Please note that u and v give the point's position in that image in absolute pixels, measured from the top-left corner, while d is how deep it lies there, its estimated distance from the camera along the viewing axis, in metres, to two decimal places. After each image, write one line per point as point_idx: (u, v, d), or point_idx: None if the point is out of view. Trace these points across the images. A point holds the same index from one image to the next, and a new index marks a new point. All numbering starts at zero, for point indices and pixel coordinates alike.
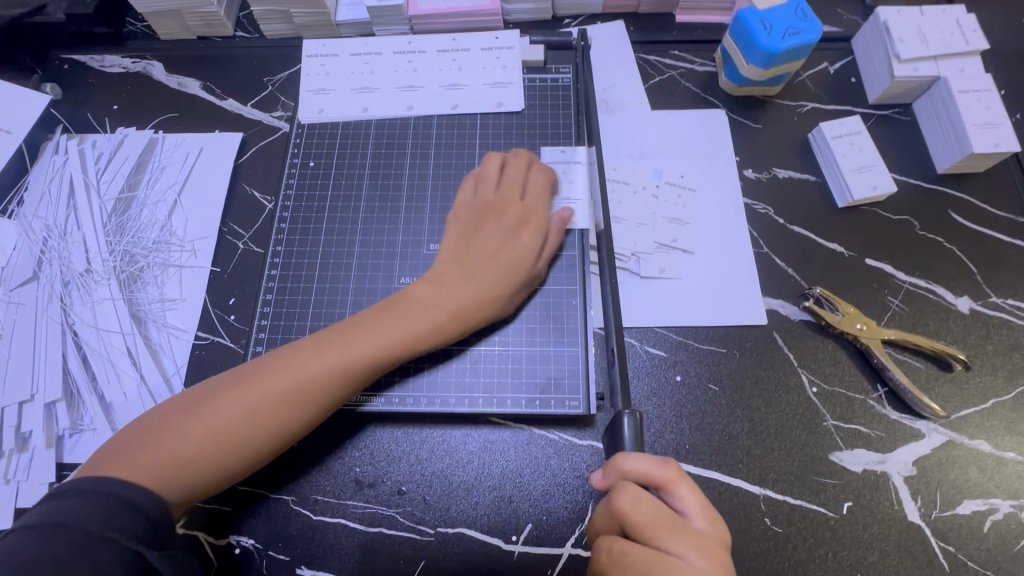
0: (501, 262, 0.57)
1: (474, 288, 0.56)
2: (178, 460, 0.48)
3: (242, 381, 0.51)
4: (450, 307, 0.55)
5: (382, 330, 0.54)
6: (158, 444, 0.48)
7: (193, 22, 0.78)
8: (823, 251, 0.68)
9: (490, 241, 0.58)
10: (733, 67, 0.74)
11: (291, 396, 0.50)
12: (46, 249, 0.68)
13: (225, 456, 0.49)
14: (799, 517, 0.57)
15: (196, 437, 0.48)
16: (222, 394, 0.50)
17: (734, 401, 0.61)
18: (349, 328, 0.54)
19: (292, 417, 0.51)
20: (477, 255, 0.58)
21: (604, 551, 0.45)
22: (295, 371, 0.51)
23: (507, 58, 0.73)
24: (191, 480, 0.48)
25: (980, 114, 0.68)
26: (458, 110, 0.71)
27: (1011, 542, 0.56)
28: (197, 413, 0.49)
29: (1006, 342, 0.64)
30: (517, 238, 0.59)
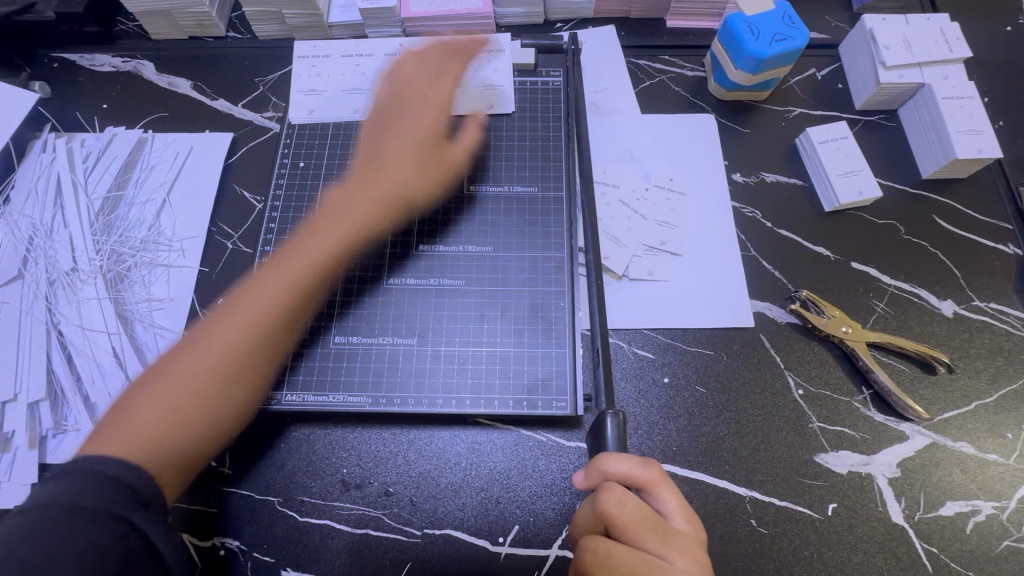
0: (415, 157, 0.64)
1: (391, 170, 0.63)
2: (152, 426, 0.47)
3: (214, 324, 0.53)
4: (368, 191, 0.62)
5: (310, 239, 0.59)
6: (129, 420, 0.47)
7: (185, 22, 0.78)
8: (810, 254, 0.69)
9: (407, 138, 0.64)
10: (722, 72, 0.75)
11: (250, 323, 0.53)
12: (32, 248, 0.67)
13: (200, 411, 0.50)
14: (785, 519, 0.57)
15: (166, 402, 0.49)
16: (199, 344, 0.52)
17: (721, 402, 0.62)
18: (282, 254, 0.58)
19: (255, 353, 0.53)
20: (392, 152, 0.63)
21: (590, 550, 0.45)
22: (244, 311, 0.54)
23: (498, 61, 0.73)
24: (173, 445, 0.48)
25: (964, 120, 0.69)
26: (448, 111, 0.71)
27: (994, 544, 0.56)
28: (160, 380, 0.50)
29: (989, 345, 0.64)
30: (431, 134, 0.65)
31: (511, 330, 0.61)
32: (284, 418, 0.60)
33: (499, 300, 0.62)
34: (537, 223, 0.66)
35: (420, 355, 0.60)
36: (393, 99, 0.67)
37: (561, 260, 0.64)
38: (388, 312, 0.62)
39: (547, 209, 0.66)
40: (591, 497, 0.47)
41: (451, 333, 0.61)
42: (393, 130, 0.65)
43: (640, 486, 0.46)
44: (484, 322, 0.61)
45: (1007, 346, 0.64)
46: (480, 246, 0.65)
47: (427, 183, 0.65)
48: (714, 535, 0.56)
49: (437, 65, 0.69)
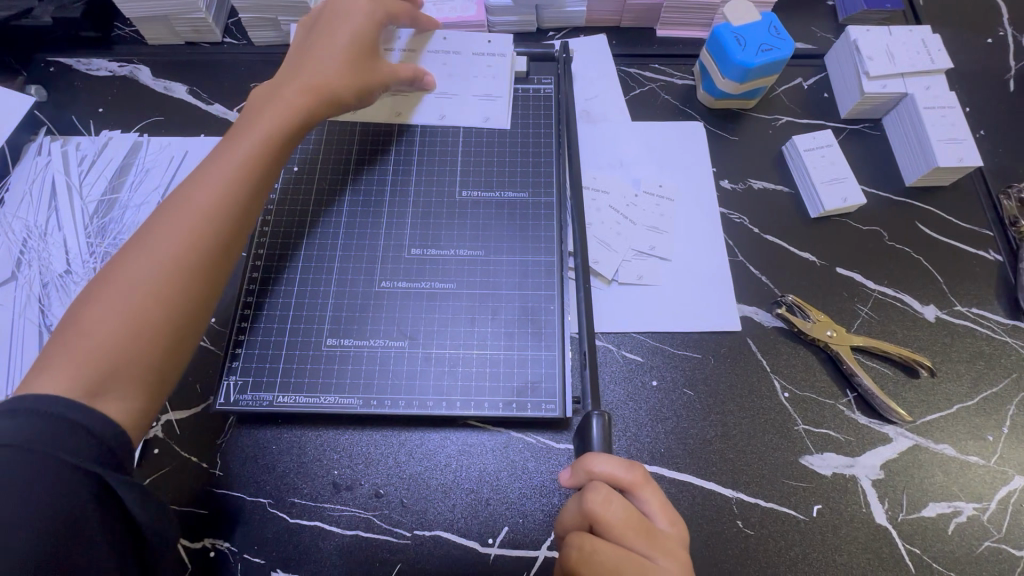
0: (347, 55, 0.62)
1: (323, 71, 0.61)
2: (105, 343, 0.45)
3: (153, 228, 0.50)
4: (302, 87, 0.60)
5: (244, 137, 0.56)
6: (77, 340, 0.45)
7: (181, 28, 0.79)
8: (795, 259, 0.70)
9: (337, 38, 0.62)
10: (710, 81, 0.76)
11: (197, 218, 0.51)
12: (26, 251, 0.67)
13: (154, 321, 0.47)
14: (769, 519, 0.58)
15: (114, 311, 0.46)
16: (144, 246, 0.49)
17: (708, 405, 0.62)
18: (216, 154, 0.55)
19: (200, 246, 0.50)
20: (321, 53, 0.62)
21: (576, 548, 0.45)
22: (183, 208, 0.51)
23: (499, 66, 0.73)
24: (131, 360, 0.46)
25: (945, 130, 0.70)
26: (444, 120, 0.72)
27: (975, 545, 0.57)
28: (102, 294, 0.47)
29: (971, 349, 0.66)
30: (367, 35, 0.64)
31: (501, 333, 0.62)
32: (276, 420, 0.61)
33: (490, 303, 0.63)
34: (528, 227, 0.67)
35: (411, 357, 0.61)
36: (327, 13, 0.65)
37: (551, 264, 0.65)
38: (380, 314, 0.62)
39: (538, 212, 0.68)
40: (577, 494, 0.48)
41: (442, 335, 0.61)
42: (322, 37, 0.63)
43: (626, 485, 0.46)
44: (476, 325, 0.62)
45: (987, 350, 0.66)
46: (470, 250, 0.66)
47: (361, 82, 0.64)
48: (701, 536, 0.57)
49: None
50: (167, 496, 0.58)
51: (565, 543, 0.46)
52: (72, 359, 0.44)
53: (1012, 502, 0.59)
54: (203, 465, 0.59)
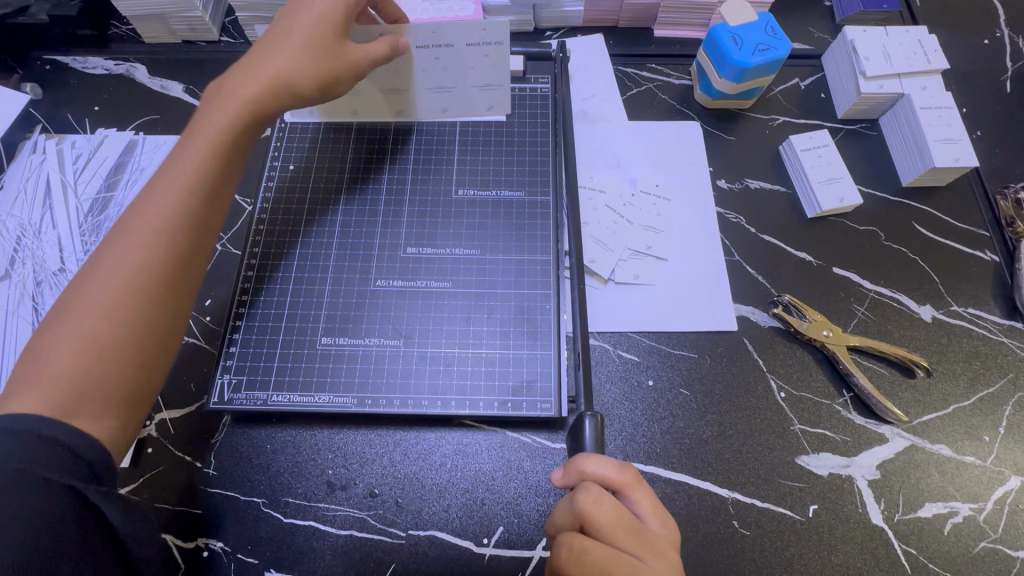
0: (309, 44, 0.57)
1: (284, 64, 0.56)
2: (60, 368, 0.44)
3: (108, 250, 0.48)
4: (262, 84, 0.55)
5: (196, 143, 0.52)
6: (34, 366, 0.44)
7: (178, 26, 0.79)
8: (792, 259, 0.70)
9: (299, 27, 0.57)
10: (707, 81, 0.76)
11: (153, 238, 0.48)
12: (19, 248, 0.67)
13: (108, 343, 0.46)
14: (765, 519, 0.58)
15: (74, 337, 0.45)
16: (100, 271, 0.47)
17: (704, 406, 0.62)
18: (170, 163, 0.52)
19: (159, 267, 0.48)
20: (282, 44, 0.56)
21: (566, 547, 0.44)
22: (138, 227, 0.49)
23: (496, 56, 0.65)
24: (85, 383, 0.44)
25: (941, 130, 0.70)
26: (446, 113, 0.71)
27: (971, 545, 0.57)
28: (58, 319, 0.46)
29: (968, 349, 0.66)
30: (333, 20, 0.58)
31: (496, 332, 0.61)
32: (271, 419, 0.60)
33: (486, 302, 0.63)
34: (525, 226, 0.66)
35: (406, 356, 0.60)
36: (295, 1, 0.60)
37: (547, 263, 0.65)
38: (375, 313, 0.62)
39: (535, 211, 0.67)
40: (569, 493, 0.48)
41: (438, 334, 0.61)
42: (283, 27, 0.57)
43: (617, 485, 0.46)
44: (471, 324, 0.62)
45: (983, 350, 0.66)
46: (466, 249, 0.65)
47: (327, 72, 0.57)
48: (697, 536, 0.57)
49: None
50: (161, 495, 0.58)
51: (556, 542, 0.46)
52: (29, 387, 0.43)
53: (1008, 502, 0.59)
54: (197, 464, 0.59)
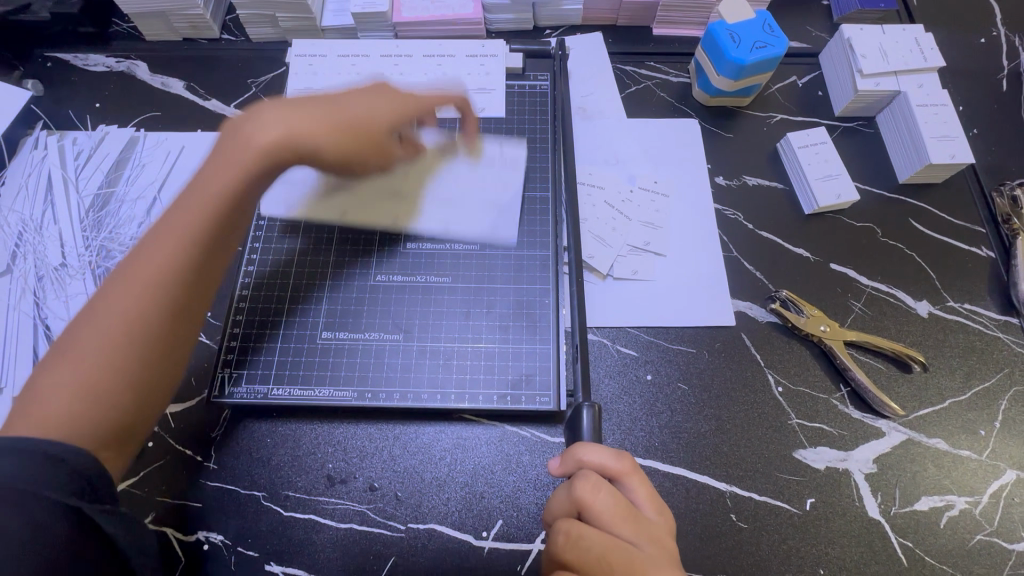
0: (350, 124, 0.57)
1: (318, 132, 0.55)
2: (51, 409, 0.44)
3: (108, 297, 0.47)
4: (292, 144, 0.54)
5: (211, 191, 0.51)
6: (29, 399, 0.44)
7: (179, 24, 0.79)
8: (789, 255, 0.70)
9: (345, 104, 0.58)
10: (705, 79, 0.76)
11: (153, 290, 0.47)
12: (21, 244, 0.67)
13: (100, 390, 0.45)
14: (763, 513, 0.58)
15: (68, 384, 0.44)
16: (98, 317, 0.46)
17: (702, 400, 0.63)
18: (182, 203, 0.51)
19: (156, 320, 0.47)
20: (322, 113, 0.56)
21: (563, 533, 0.45)
22: (140, 277, 0.48)
23: (506, 173, 0.68)
24: (71, 427, 0.44)
25: (938, 128, 0.71)
26: (449, 232, 0.65)
27: (967, 538, 0.57)
28: (57, 354, 0.46)
29: (964, 344, 0.66)
30: (381, 112, 0.59)
31: (496, 327, 0.62)
32: (271, 413, 0.60)
33: (485, 297, 0.63)
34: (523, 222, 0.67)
35: (405, 350, 0.61)
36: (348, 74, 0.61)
37: (546, 259, 0.65)
38: (375, 309, 0.62)
39: (534, 207, 0.68)
40: (566, 481, 0.48)
41: (437, 328, 0.62)
42: (330, 97, 0.58)
43: (614, 473, 0.47)
44: (470, 319, 0.62)
45: (979, 346, 0.66)
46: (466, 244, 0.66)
47: (358, 155, 0.58)
48: (695, 530, 0.57)
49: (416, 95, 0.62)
50: (162, 488, 0.58)
51: (553, 529, 0.46)
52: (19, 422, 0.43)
53: (1003, 495, 0.59)
54: (197, 458, 0.59)
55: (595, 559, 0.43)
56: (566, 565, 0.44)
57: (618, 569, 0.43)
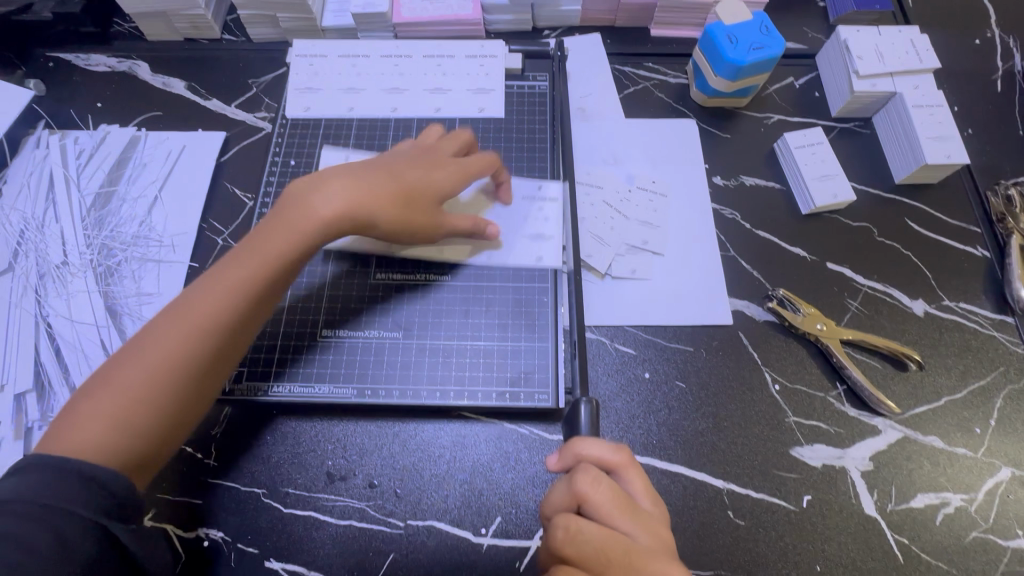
0: (405, 193, 0.58)
1: (373, 198, 0.57)
2: (88, 434, 0.45)
3: (158, 328, 0.49)
4: (348, 209, 0.56)
5: (268, 245, 0.53)
6: (67, 416, 0.45)
7: (180, 24, 0.80)
8: (786, 255, 0.71)
9: (404, 173, 0.59)
10: (703, 79, 0.77)
11: (204, 331, 0.49)
12: (23, 241, 0.68)
13: (131, 421, 0.46)
14: (760, 510, 0.58)
15: (110, 410, 0.46)
16: (147, 348, 0.48)
17: (700, 398, 0.63)
18: (241, 251, 0.53)
19: (203, 360, 0.49)
20: (381, 180, 0.58)
21: (563, 528, 0.45)
22: (193, 315, 0.49)
23: (550, 211, 0.67)
24: (100, 452, 0.45)
25: (933, 128, 0.72)
26: (491, 261, 0.65)
27: (963, 535, 0.58)
28: (100, 377, 0.47)
29: (959, 343, 0.67)
30: (435, 180, 0.60)
31: (494, 325, 0.62)
32: (270, 410, 0.61)
33: (484, 296, 0.64)
34: (523, 218, 0.67)
35: (405, 348, 0.61)
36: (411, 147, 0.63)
37: (545, 258, 0.66)
38: (375, 306, 0.63)
39: (533, 205, 0.68)
40: (565, 475, 0.48)
41: (437, 327, 0.62)
42: (392, 162, 0.60)
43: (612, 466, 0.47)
44: (470, 317, 0.63)
45: (975, 344, 0.66)
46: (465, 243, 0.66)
47: (406, 223, 0.59)
48: (692, 527, 0.57)
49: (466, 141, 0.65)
50: (162, 485, 0.58)
51: (552, 523, 0.46)
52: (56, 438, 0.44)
53: (998, 493, 0.60)
54: (197, 454, 0.59)
55: (595, 553, 0.44)
56: (566, 558, 0.45)
57: (618, 561, 0.43)
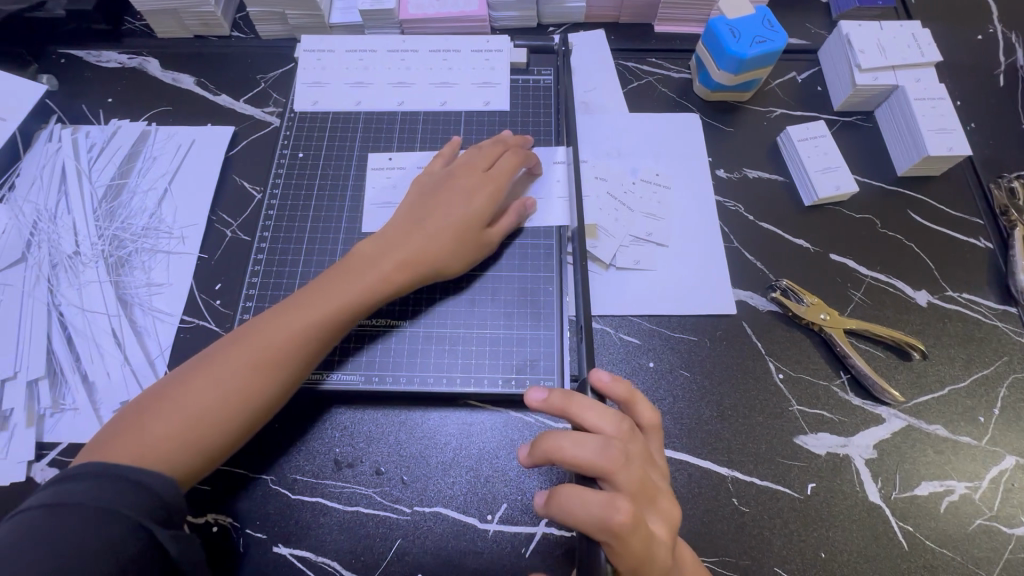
0: (456, 236, 0.61)
1: (428, 248, 0.60)
2: (150, 445, 0.48)
3: (224, 352, 0.53)
4: (405, 260, 0.59)
5: (331, 292, 0.57)
6: (138, 429, 0.49)
7: (190, 21, 0.81)
8: (790, 246, 0.71)
9: (453, 211, 0.61)
10: (706, 73, 0.78)
11: (263, 362, 0.53)
12: (36, 233, 0.69)
13: (196, 445, 0.50)
14: (765, 497, 0.59)
15: (171, 424, 0.49)
16: (210, 370, 0.52)
17: (704, 387, 0.63)
18: (306, 293, 0.57)
19: (261, 389, 0.52)
20: (434, 226, 0.61)
21: (621, 456, 0.44)
22: (255, 344, 0.53)
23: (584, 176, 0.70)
24: (165, 467, 0.48)
25: (935, 120, 0.72)
26: (532, 222, 0.67)
27: (967, 523, 0.58)
28: (170, 396, 0.51)
29: (963, 333, 0.67)
30: (475, 210, 0.62)
31: (500, 313, 0.63)
32: None
33: (489, 285, 0.64)
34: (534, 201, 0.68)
35: (412, 336, 0.62)
36: (448, 170, 0.65)
37: (550, 248, 0.66)
38: None
39: (558, 178, 0.69)
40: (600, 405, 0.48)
41: (443, 315, 0.63)
42: (442, 201, 0.62)
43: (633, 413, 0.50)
44: (475, 306, 0.63)
45: (978, 334, 0.67)
46: None
47: (452, 260, 0.61)
48: (697, 514, 0.58)
49: (499, 153, 0.66)
50: None
51: (609, 446, 0.44)
52: (124, 448, 0.48)
53: (1003, 481, 0.60)
54: None
55: (639, 486, 0.44)
56: (615, 478, 0.43)
57: (648, 498, 0.45)
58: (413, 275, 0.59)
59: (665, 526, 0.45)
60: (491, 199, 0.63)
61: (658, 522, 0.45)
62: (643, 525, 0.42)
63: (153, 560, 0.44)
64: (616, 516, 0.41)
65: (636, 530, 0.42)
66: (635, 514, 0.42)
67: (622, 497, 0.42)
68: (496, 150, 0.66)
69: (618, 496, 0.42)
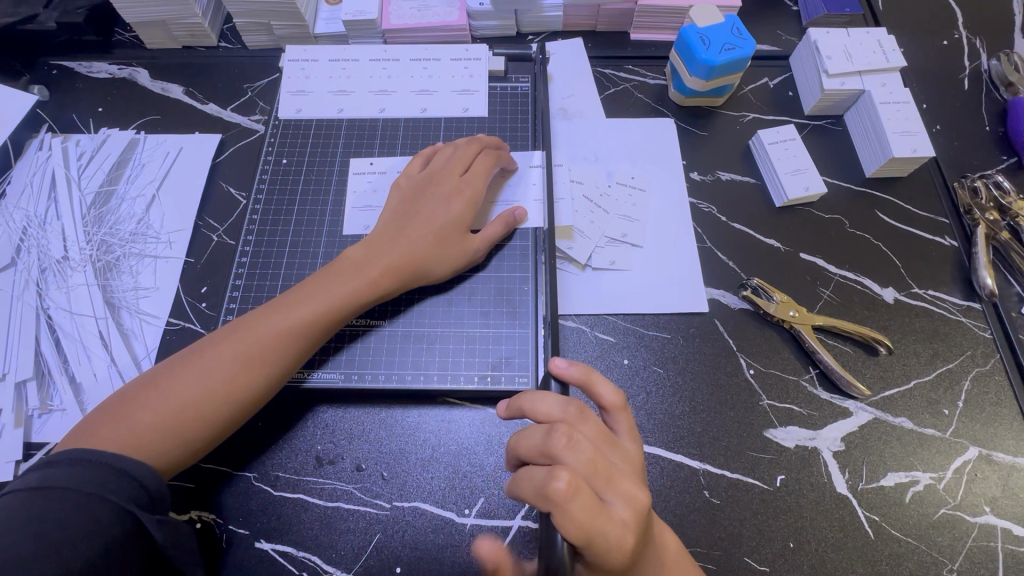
0: (438, 239, 0.63)
1: (412, 253, 0.62)
2: (137, 432, 0.50)
3: (213, 344, 0.55)
4: (388, 263, 0.61)
5: (316, 293, 0.58)
6: (125, 418, 0.50)
7: (178, 32, 0.83)
8: (761, 246, 0.73)
9: (433, 216, 0.64)
10: (680, 80, 0.80)
11: (249, 357, 0.54)
12: (25, 238, 0.71)
13: (178, 436, 0.51)
14: (736, 489, 0.60)
15: (158, 412, 0.51)
16: (198, 362, 0.54)
17: (677, 383, 0.65)
18: (293, 294, 0.59)
19: (246, 381, 0.54)
20: (416, 230, 0.63)
21: (563, 435, 0.46)
22: (243, 338, 0.55)
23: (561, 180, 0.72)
24: (149, 455, 0.50)
25: (900, 123, 0.74)
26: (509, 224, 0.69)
27: (931, 511, 0.60)
28: (159, 385, 0.52)
29: (928, 327, 0.69)
30: (454, 211, 0.64)
31: (477, 312, 0.65)
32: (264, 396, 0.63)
33: (466, 285, 0.66)
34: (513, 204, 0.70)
35: (391, 335, 0.64)
36: (427, 173, 0.67)
37: (526, 249, 0.68)
38: None
39: (533, 180, 0.71)
40: (557, 393, 0.51)
41: (421, 314, 0.65)
42: (422, 206, 0.64)
43: (602, 397, 0.51)
44: (453, 306, 0.65)
45: (944, 329, 0.69)
46: None
47: (434, 261, 0.63)
48: (669, 506, 0.59)
49: (475, 155, 0.68)
50: None
51: (551, 429, 0.46)
52: (109, 436, 0.49)
53: (966, 471, 0.62)
54: None
55: (589, 464, 0.45)
56: (558, 458, 0.45)
57: (602, 477, 0.45)
58: (399, 277, 0.61)
59: (628, 508, 0.44)
60: (469, 201, 0.65)
61: (617, 503, 0.44)
62: (589, 496, 0.42)
63: (136, 548, 0.45)
64: (553, 484, 0.42)
65: (578, 499, 0.42)
66: (575, 483, 0.42)
67: (562, 468, 0.43)
68: (473, 153, 0.68)
69: (559, 468, 0.43)
